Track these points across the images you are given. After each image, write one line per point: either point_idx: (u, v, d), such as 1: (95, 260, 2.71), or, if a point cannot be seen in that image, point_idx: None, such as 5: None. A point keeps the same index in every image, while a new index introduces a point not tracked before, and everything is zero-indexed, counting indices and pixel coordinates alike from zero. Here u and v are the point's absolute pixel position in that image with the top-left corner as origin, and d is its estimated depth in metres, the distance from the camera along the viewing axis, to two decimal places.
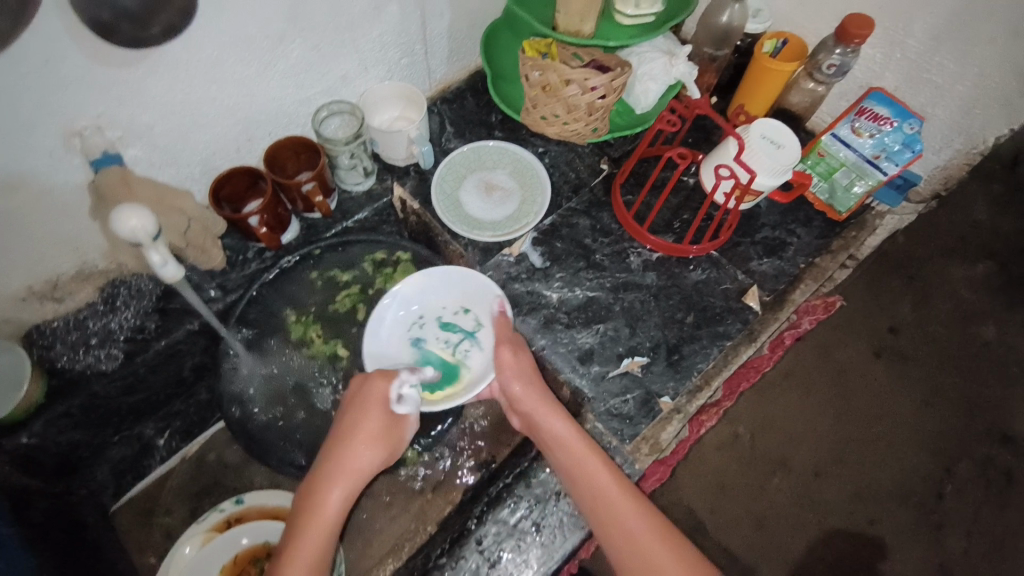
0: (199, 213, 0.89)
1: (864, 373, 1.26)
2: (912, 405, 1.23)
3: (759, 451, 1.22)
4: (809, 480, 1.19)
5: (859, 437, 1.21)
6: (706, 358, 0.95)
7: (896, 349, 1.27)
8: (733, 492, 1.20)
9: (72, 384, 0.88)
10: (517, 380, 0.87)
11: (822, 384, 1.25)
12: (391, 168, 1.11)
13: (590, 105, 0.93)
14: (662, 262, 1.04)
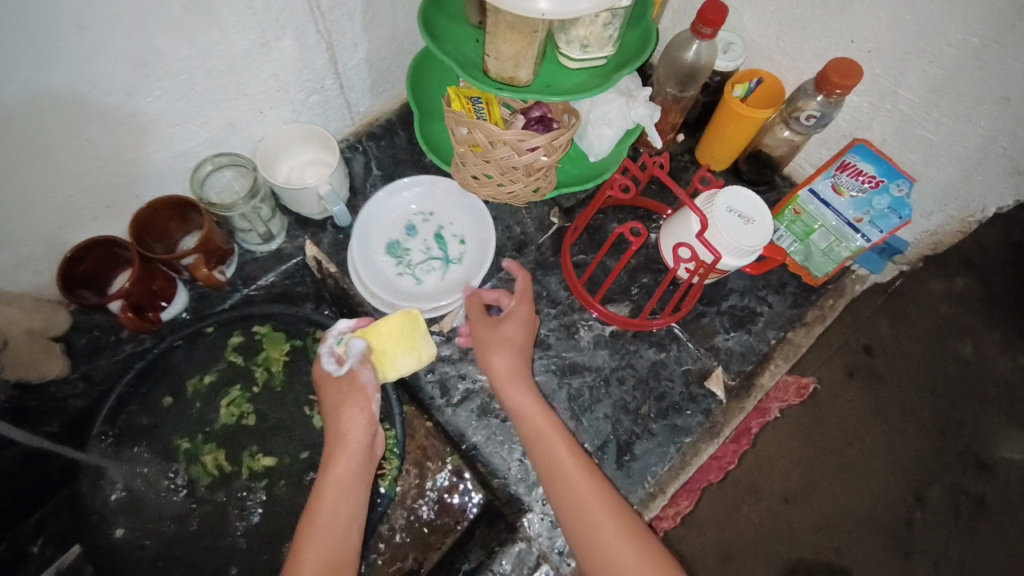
0: (23, 325, 0.74)
1: (839, 398, 1.07)
2: (883, 430, 1.06)
3: (727, 480, 1.04)
4: (777, 508, 1.03)
5: (833, 459, 1.05)
6: (660, 459, 0.83)
7: (873, 369, 1.08)
8: (701, 517, 1.02)
9: None
10: (499, 351, 0.79)
11: (793, 408, 1.07)
12: (305, 223, 0.95)
13: (529, 166, 0.79)
14: (615, 337, 0.91)
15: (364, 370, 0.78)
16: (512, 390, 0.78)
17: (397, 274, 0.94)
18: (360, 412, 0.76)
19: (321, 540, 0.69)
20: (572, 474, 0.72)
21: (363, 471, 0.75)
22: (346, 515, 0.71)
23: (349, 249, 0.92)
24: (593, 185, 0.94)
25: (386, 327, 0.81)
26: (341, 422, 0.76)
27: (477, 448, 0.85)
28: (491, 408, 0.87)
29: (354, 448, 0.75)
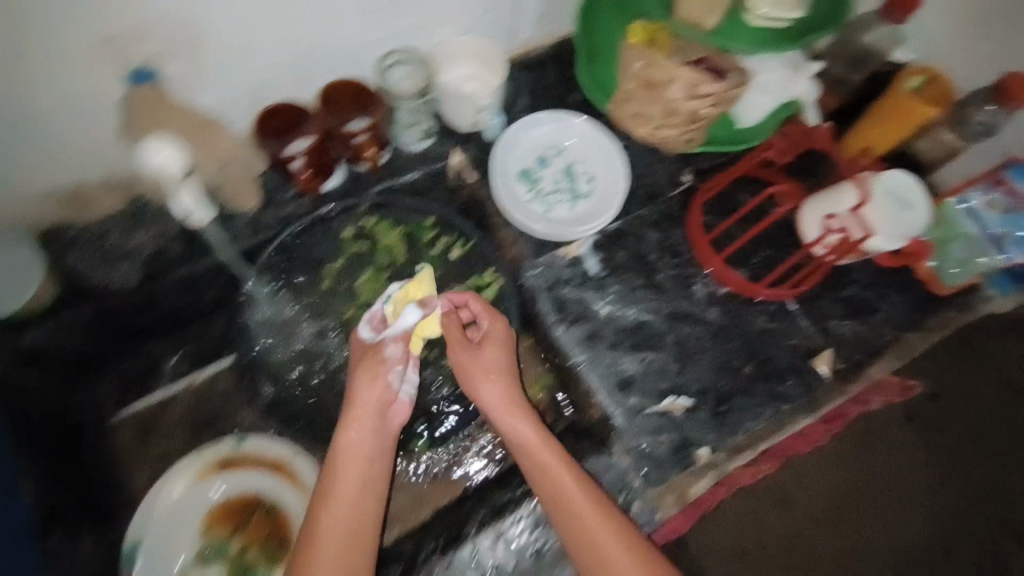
0: (232, 152, 0.83)
1: (892, 436, 1.12)
2: (929, 476, 1.11)
3: (760, 488, 1.09)
4: (807, 526, 1.08)
5: (871, 494, 1.10)
6: (756, 417, 0.86)
7: (930, 417, 1.13)
8: (727, 516, 1.08)
9: (86, 293, 0.83)
10: (491, 382, 0.81)
11: (844, 436, 1.11)
12: (452, 133, 0.98)
13: (693, 114, 0.82)
14: (729, 298, 0.93)
15: (390, 345, 0.79)
16: (507, 412, 0.80)
17: (529, 200, 0.95)
18: (375, 382, 0.78)
19: (339, 505, 0.73)
20: (569, 495, 0.75)
21: (379, 437, 0.78)
22: (369, 480, 0.76)
23: (491, 173, 0.93)
24: (736, 148, 0.98)
25: (423, 293, 0.81)
26: (355, 395, 0.78)
27: (581, 369, 0.89)
28: (599, 334, 0.91)
29: (366, 414, 0.78)
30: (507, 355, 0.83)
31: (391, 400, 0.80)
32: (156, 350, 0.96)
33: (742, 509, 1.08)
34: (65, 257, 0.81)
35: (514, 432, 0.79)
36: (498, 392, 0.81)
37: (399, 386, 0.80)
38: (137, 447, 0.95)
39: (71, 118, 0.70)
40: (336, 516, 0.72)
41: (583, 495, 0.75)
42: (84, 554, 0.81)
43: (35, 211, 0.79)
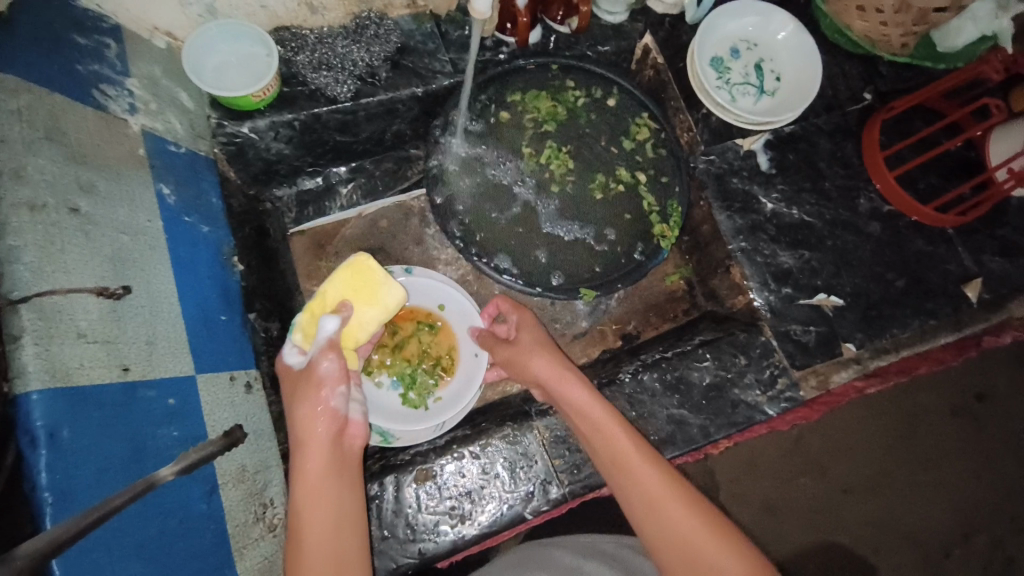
0: None
1: (937, 427, 1.24)
2: (962, 472, 1.23)
3: (805, 448, 1.20)
4: (836, 493, 1.20)
5: (904, 475, 1.21)
6: (903, 326, 0.90)
7: (975, 414, 1.25)
8: (761, 463, 1.19)
9: (301, 96, 0.86)
10: (539, 354, 0.78)
11: (893, 412, 1.23)
12: (647, 11, 1.00)
13: (923, 12, 0.86)
14: (891, 216, 0.95)
15: (322, 360, 0.68)
16: (560, 381, 0.76)
17: (717, 85, 0.97)
18: (319, 412, 0.67)
19: (313, 539, 0.60)
20: (639, 485, 0.65)
21: (338, 458, 0.67)
22: (327, 512, 0.63)
23: (693, 49, 0.95)
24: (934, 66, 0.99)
25: (337, 292, 0.74)
26: (297, 424, 0.67)
27: (738, 259, 0.92)
28: (761, 227, 0.94)
29: (315, 448, 0.65)
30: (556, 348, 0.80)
31: (342, 424, 0.68)
32: (333, 176, 1.00)
33: (778, 469, 1.19)
34: (295, 55, 0.86)
35: (581, 407, 0.74)
36: (549, 365, 0.77)
37: (345, 408, 0.68)
38: (307, 260, 0.98)
39: None
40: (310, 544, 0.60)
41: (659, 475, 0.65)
42: (274, 334, 0.81)
43: (273, 4, 0.82)
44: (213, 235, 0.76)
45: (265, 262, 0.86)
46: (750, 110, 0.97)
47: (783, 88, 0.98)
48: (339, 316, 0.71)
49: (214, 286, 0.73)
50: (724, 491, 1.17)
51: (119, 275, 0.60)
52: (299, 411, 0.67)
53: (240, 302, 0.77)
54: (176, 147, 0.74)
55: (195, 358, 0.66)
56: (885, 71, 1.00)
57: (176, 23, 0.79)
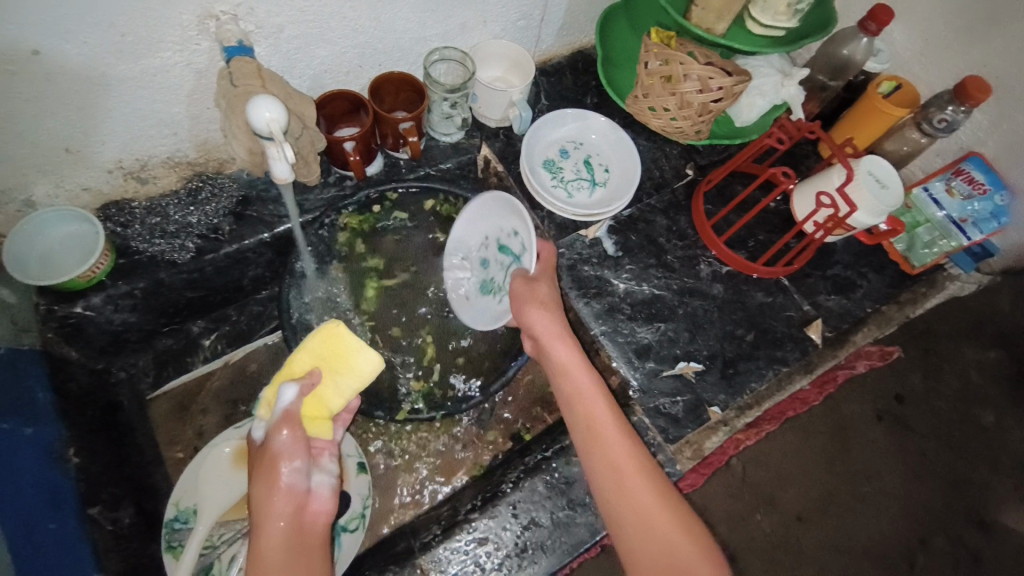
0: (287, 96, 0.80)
1: (868, 435, 1.22)
2: (902, 477, 1.20)
3: (749, 483, 1.21)
4: (790, 523, 1.18)
5: (846, 491, 1.19)
6: (760, 378, 0.96)
7: (899, 417, 1.23)
8: (713, 511, 1.18)
9: (139, 266, 0.85)
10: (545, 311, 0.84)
11: (820, 432, 1.22)
12: (481, 126, 1.08)
13: (703, 106, 0.93)
14: (731, 276, 1.03)
15: (275, 438, 0.65)
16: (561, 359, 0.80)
17: (553, 186, 1.05)
18: (276, 491, 0.63)
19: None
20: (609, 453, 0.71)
21: (298, 540, 0.62)
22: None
23: (523, 158, 1.03)
24: (732, 143, 1.10)
25: (307, 360, 0.73)
26: (257, 502, 0.63)
27: (603, 344, 0.96)
28: (618, 308, 0.99)
29: (275, 530, 0.61)
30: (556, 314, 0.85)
31: (303, 500, 0.65)
32: (194, 329, 0.99)
33: (729, 512, 1.19)
34: (126, 228, 0.86)
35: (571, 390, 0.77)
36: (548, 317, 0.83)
37: (306, 482, 0.65)
38: (174, 424, 0.95)
39: (150, 92, 0.74)
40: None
41: (646, 484, 0.69)
42: (126, 523, 0.76)
43: (95, 185, 0.83)
44: (39, 435, 0.72)
45: (116, 441, 0.82)
46: (586, 202, 1.05)
47: (613, 178, 1.08)
48: (303, 383, 0.70)
49: (39, 491, 0.69)
50: None
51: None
52: (259, 488, 0.63)
53: (76, 501, 0.72)
54: None
55: (21, 574, 0.62)
56: (700, 148, 1.12)
57: None
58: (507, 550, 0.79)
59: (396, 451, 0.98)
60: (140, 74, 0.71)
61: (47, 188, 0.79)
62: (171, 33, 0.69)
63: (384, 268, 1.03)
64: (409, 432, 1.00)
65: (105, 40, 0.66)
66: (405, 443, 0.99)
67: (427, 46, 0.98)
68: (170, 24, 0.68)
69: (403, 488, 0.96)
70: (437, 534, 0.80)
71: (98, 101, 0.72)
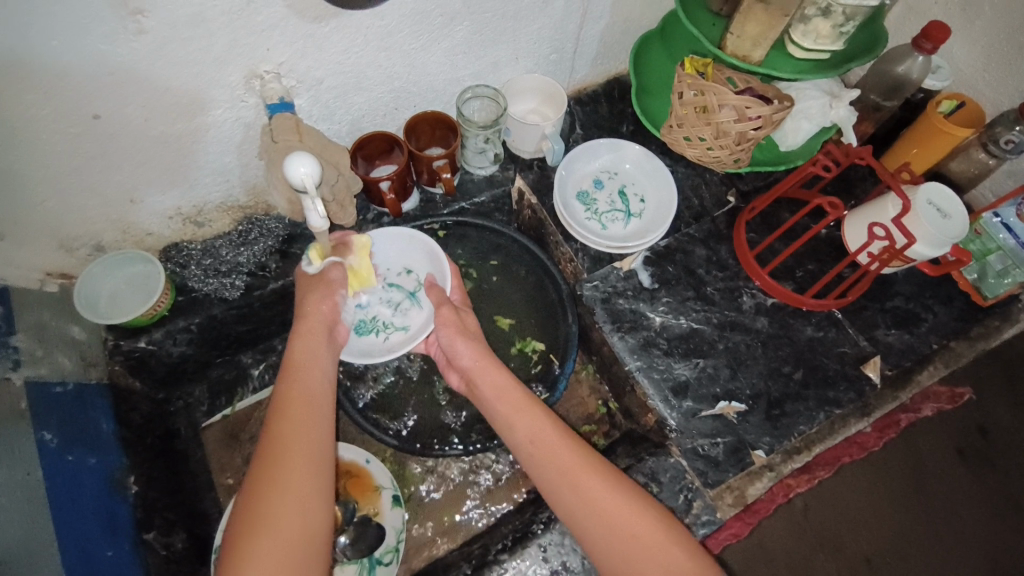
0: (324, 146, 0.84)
1: (945, 470, 1.09)
2: (985, 514, 1.06)
3: (813, 523, 1.06)
4: (858, 566, 1.03)
5: (923, 531, 1.05)
6: (809, 421, 0.91)
7: (982, 452, 1.10)
8: (772, 550, 1.05)
9: (194, 303, 0.92)
10: (457, 337, 0.84)
11: (892, 470, 1.09)
12: (515, 158, 1.09)
13: (741, 135, 0.90)
14: (776, 309, 0.98)
15: (332, 270, 0.80)
16: (480, 372, 0.80)
17: (586, 218, 1.05)
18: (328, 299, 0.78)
19: (296, 424, 0.64)
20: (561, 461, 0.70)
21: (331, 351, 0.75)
22: (312, 411, 0.66)
23: (556, 192, 1.03)
24: (776, 169, 1.04)
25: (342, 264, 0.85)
26: (307, 302, 0.76)
27: (638, 380, 0.93)
28: (654, 343, 0.96)
29: (319, 325, 0.75)
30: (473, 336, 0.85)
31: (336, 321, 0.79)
32: (244, 360, 1.04)
33: (789, 551, 1.05)
34: (184, 267, 0.92)
35: (502, 393, 0.78)
36: (463, 345, 0.83)
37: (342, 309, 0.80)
38: (224, 451, 1.00)
39: (203, 144, 0.80)
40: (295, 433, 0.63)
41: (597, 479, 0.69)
42: (178, 548, 0.81)
43: (158, 230, 0.90)
44: (101, 464, 0.78)
45: (170, 468, 0.88)
46: (621, 232, 1.04)
47: (649, 207, 1.06)
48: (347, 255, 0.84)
49: (100, 518, 0.73)
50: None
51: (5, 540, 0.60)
52: (315, 294, 0.77)
53: (132, 526, 0.77)
54: (61, 386, 0.78)
55: None
56: (742, 174, 1.08)
57: (67, 264, 0.86)
58: None
59: (431, 484, 0.99)
60: (196, 129, 0.77)
61: (115, 235, 0.87)
62: (223, 92, 0.74)
63: None
64: (444, 465, 1.00)
65: (166, 102, 0.72)
66: (438, 475, 1.00)
67: (461, 86, 1.00)
68: (219, 84, 0.73)
69: (436, 521, 0.96)
70: (467, 574, 0.80)
71: (157, 152, 0.78)
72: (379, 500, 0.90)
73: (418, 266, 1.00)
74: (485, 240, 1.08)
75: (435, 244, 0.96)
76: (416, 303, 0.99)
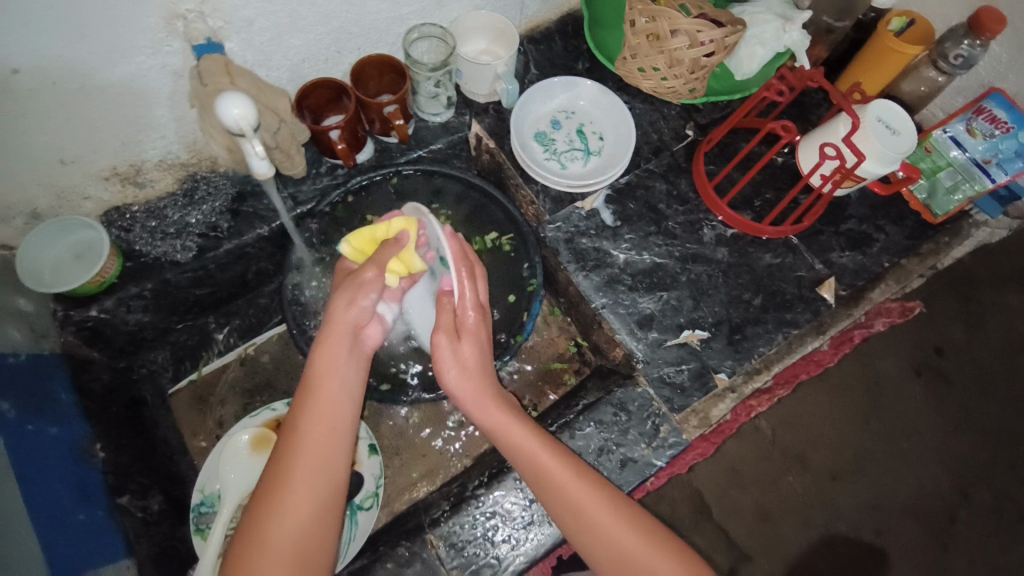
0: (260, 88, 0.81)
1: (905, 390, 1.15)
2: (943, 430, 1.13)
3: (779, 445, 1.12)
4: (825, 483, 1.10)
5: (886, 448, 1.12)
6: (769, 342, 0.94)
7: (939, 370, 1.16)
8: (743, 473, 1.11)
9: (145, 268, 0.89)
10: (465, 376, 0.73)
11: (857, 392, 1.14)
12: (469, 103, 1.06)
13: (694, 62, 0.89)
14: (736, 239, 1.00)
15: (364, 269, 0.69)
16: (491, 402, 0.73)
17: (545, 159, 1.03)
18: (351, 306, 0.67)
19: (307, 438, 0.63)
20: (571, 488, 0.69)
21: (354, 356, 0.68)
22: (329, 421, 0.65)
23: (512, 135, 1.01)
24: (731, 97, 1.04)
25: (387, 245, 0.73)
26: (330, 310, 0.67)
27: (603, 316, 0.95)
28: (618, 279, 0.97)
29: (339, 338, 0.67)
30: (489, 361, 0.75)
31: (366, 322, 0.69)
32: (208, 324, 1.02)
33: (761, 470, 1.11)
34: (129, 231, 0.89)
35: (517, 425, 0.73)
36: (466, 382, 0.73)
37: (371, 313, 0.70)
38: (195, 416, 0.99)
39: (132, 96, 0.76)
40: (307, 447, 0.63)
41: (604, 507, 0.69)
42: (154, 510, 0.81)
43: (97, 194, 0.86)
44: (63, 435, 0.76)
45: (139, 434, 0.87)
46: (581, 170, 1.03)
47: (607, 143, 1.05)
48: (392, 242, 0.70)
49: (69, 486, 0.73)
50: (714, 508, 1.09)
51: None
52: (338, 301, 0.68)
53: (104, 492, 0.76)
54: (14, 357, 0.76)
55: (53, 565, 0.65)
56: (699, 106, 1.07)
57: (4, 234, 0.82)
58: (514, 521, 0.80)
59: (408, 432, 1.00)
60: (123, 80, 0.73)
61: (50, 200, 0.82)
62: (142, 37, 0.69)
63: None
64: (419, 414, 1.01)
65: (81, 51, 0.67)
66: (415, 424, 1.01)
67: (406, 25, 0.95)
68: (138, 28, 0.68)
69: (414, 467, 0.98)
70: (445, 510, 0.81)
71: (81, 107, 0.73)
72: (354, 449, 0.90)
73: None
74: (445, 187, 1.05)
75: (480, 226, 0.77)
76: None
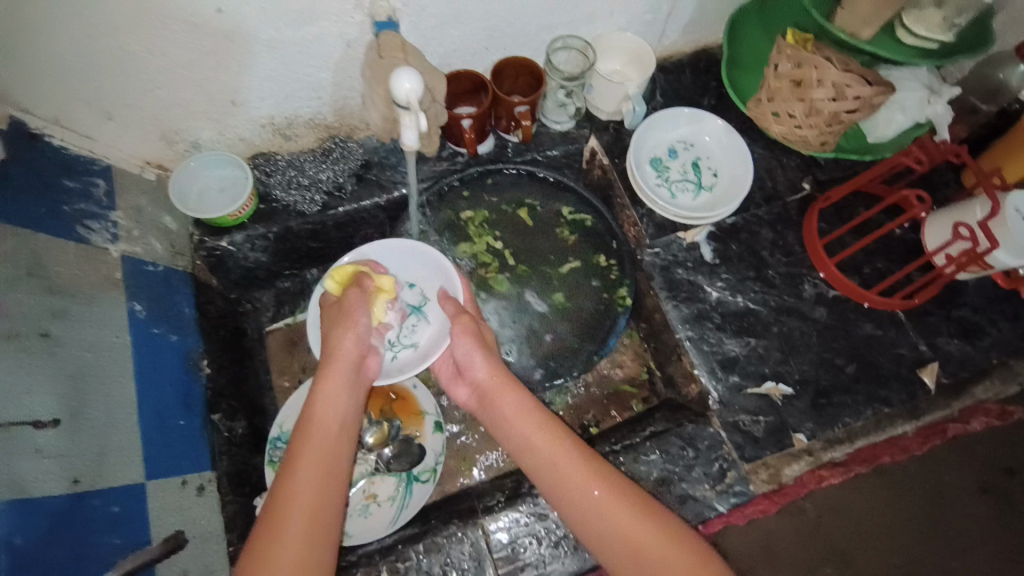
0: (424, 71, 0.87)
1: (965, 508, 1.07)
2: (1000, 557, 1.04)
3: (822, 535, 1.04)
4: None
5: (937, 564, 1.04)
6: (855, 414, 0.90)
7: (1005, 492, 1.08)
8: (777, 552, 1.03)
9: (273, 212, 0.96)
10: (476, 351, 0.82)
11: (914, 497, 1.06)
12: (591, 118, 1.09)
13: (834, 115, 0.88)
14: (837, 302, 0.98)
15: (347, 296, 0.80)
16: (499, 393, 0.79)
17: (656, 185, 1.04)
18: (348, 329, 0.79)
19: (312, 441, 0.69)
20: (596, 493, 0.69)
21: (353, 384, 0.76)
22: (326, 452, 0.68)
23: (630, 153, 1.03)
24: (861, 157, 1.01)
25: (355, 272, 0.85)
26: (330, 335, 0.78)
27: (686, 349, 0.94)
28: (707, 316, 0.96)
29: (344, 362, 0.77)
30: (496, 355, 0.84)
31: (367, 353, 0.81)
32: (311, 276, 1.08)
33: (796, 561, 1.03)
34: (269, 177, 0.98)
35: (519, 418, 0.77)
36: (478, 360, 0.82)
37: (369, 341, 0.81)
38: (283, 356, 1.05)
39: (303, 55, 0.82)
40: (306, 469, 0.65)
41: (642, 515, 0.67)
42: (238, 433, 0.86)
43: (251, 137, 0.94)
44: (181, 343, 0.83)
45: (235, 361, 0.93)
46: (690, 204, 1.04)
47: (721, 181, 1.05)
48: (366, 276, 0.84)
49: (177, 391, 0.79)
50: None
51: (77, 404, 0.63)
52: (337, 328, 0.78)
53: (203, 404, 0.82)
54: (153, 265, 0.83)
55: (147, 464, 0.70)
56: (821, 162, 1.06)
57: (165, 156, 0.91)
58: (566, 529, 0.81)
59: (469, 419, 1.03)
60: (305, 40, 0.80)
61: (212, 135, 0.91)
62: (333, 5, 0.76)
63: (500, 238, 1.08)
64: None
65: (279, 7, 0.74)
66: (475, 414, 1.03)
67: (552, 34, 0.99)
68: None
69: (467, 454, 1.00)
70: (501, 501, 0.84)
71: (265, 57, 0.80)
72: (422, 423, 0.95)
73: (424, 281, 0.98)
74: (552, 194, 1.09)
75: (446, 259, 0.94)
76: (422, 318, 0.96)
